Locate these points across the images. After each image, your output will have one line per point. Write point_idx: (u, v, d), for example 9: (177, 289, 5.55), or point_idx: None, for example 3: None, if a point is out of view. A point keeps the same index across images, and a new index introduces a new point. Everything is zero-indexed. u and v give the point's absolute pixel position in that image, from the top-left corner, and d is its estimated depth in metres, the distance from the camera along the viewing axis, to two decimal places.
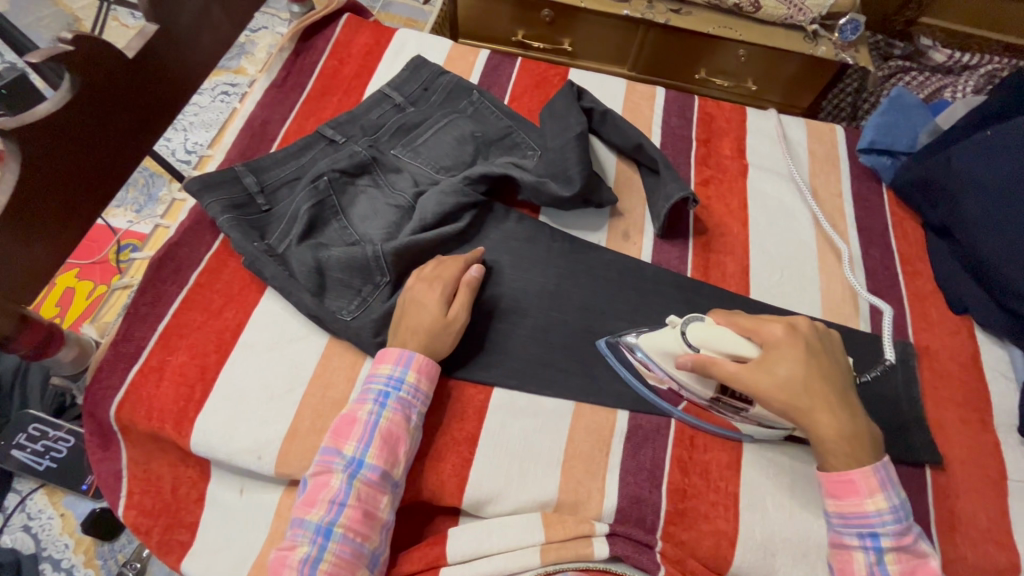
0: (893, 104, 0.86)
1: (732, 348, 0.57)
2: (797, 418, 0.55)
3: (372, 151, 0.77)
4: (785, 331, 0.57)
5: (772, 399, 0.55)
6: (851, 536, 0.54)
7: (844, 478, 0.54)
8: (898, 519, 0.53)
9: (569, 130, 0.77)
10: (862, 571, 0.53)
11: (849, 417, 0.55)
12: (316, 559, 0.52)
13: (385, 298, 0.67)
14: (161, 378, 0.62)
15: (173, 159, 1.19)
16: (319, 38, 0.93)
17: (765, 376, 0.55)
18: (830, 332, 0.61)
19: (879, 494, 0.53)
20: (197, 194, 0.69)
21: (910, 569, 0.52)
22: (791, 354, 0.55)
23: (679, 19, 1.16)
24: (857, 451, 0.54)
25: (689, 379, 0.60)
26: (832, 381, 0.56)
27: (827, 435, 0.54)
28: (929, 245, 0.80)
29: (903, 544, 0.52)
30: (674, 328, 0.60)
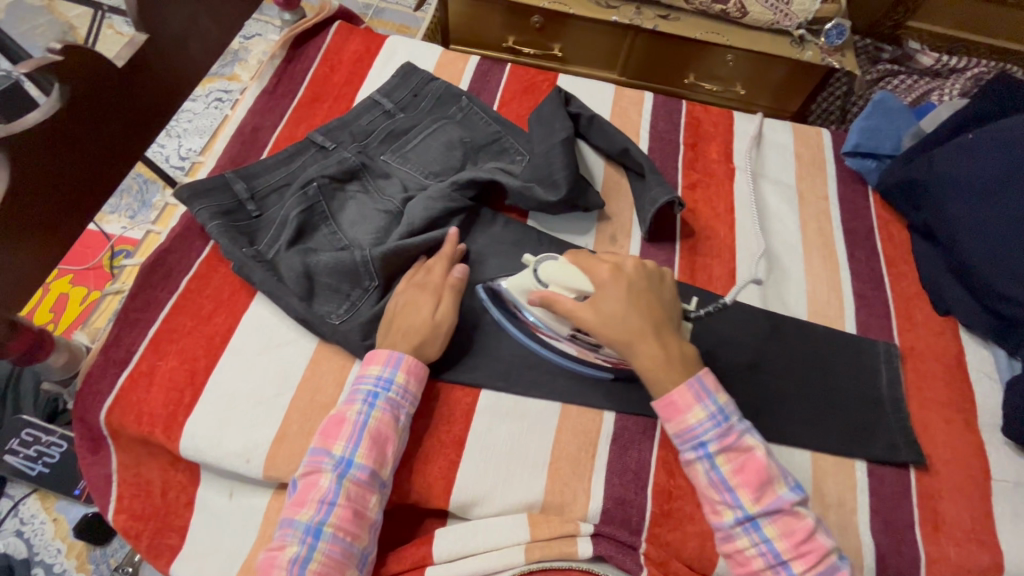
0: (877, 107, 0.87)
1: (569, 286, 0.60)
2: (621, 350, 0.58)
3: (361, 157, 0.77)
4: (612, 270, 0.60)
5: (599, 333, 0.58)
6: (685, 452, 0.56)
7: (667, 401, 0.56)
8: (718, 423, 0.55)
9: (556, 135, 0.78)
10: (706, 481, 0.54)
11: (665, 345, 0.57)
12: (305, 559, 0.52)
13: (373, 302, 0.68)
14: (151, 383, 0.62)
15: (166, 165, 1.20)
16: (311, 45, 0.94)
17: (591, 311, 0.58)
18: (662, 272, 0.63)
19: (696, 405, 0.55)
20: (188, 201, 0.70)
21: (741, 467, 0.54)
22: (614, 291, 0.58)
23: (667, 25, 1.17)
24: (673, 373, 0.56)
25: (547, 318, 0.64)
26: (654, 315, 0.58)
27: (643, 361, 0.57)
28: (914, 246, 0.80)
29: (728, 444, 0.54)
30: (531, 267, 0.64)
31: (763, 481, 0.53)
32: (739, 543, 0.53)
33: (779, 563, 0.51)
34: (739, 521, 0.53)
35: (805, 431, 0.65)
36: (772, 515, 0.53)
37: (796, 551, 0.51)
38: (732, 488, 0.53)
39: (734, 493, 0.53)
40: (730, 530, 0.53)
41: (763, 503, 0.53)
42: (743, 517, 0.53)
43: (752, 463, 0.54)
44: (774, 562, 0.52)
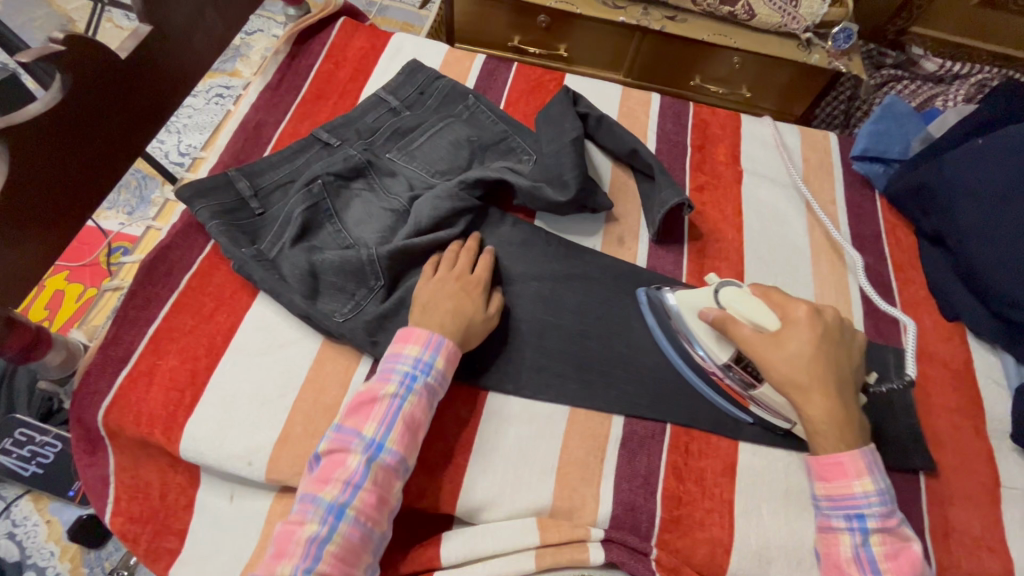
0: (887, 110, 0.86)
1: (756, 318, 0.59)
2: (794, 394, 0.56)
3: (367, 154, 0.76)
4: (810, 313, 0.59)
5: (776, 370, 0.57)
6: (836, 517, 0.54)
7: (831, 460, 0.54)
8: (883, 502, 0.53)
9: (565, 135, 0.77)
10: (849, 554, 0.53)
11: (845, 405, 0.56)
12: (324, 540, 0.50)
13: (379, 302, 0.66)
14: (150, 383, 0.61)
15: (166, 161, 1.18)
16: (315, 41, 0.93)
17: (776, 348, 0.57)
18: (854, 330, 0.61)
19: (867, 477, 0.53)
20: (188, 200, 0.69)
21: (894, 554, 0.52)
22: (806, 333, 0.57)
23: (674, 26, 1.16)
24: (847, 437, 0.55)
25: (710, 342, 0.62)
26: (842, 370, 0.57)
27: (817, 417, 0.55)
28: (922, 251, 0.80)
29: (889, 527, 0.52)
30: (711, 287, 0.64)
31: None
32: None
33: None
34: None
35: None
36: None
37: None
38: (878, 570, 0.51)
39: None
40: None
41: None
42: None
43: (908, 554, 0.52)
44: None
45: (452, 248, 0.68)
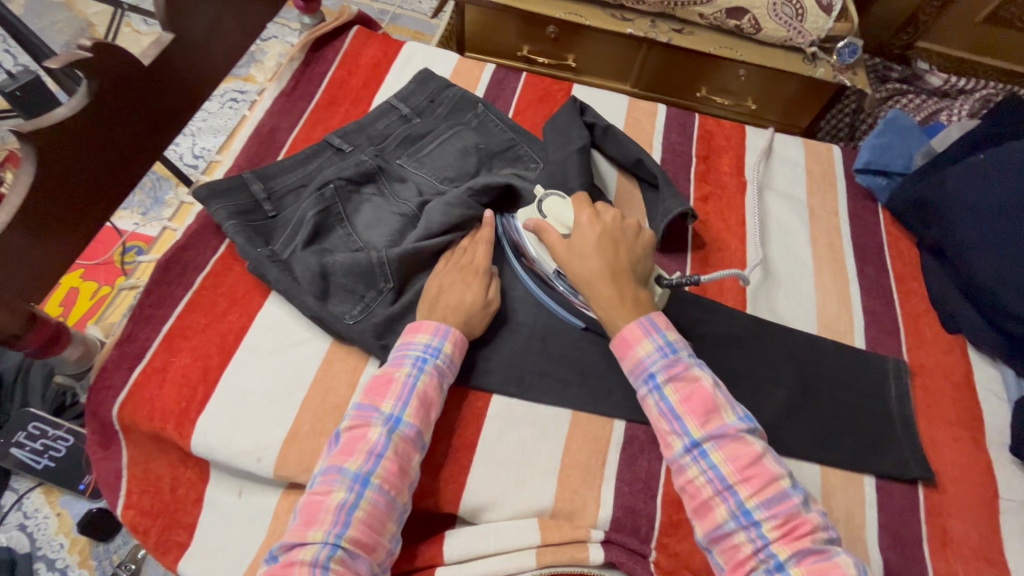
0: (891, 124, 0.88)
1: (561, 221, 0.67)
2: (584, 287, 0.63)
3: (377, 160, 0.78)
4: (592, 216, 0.66)
5: (568, 268, 0.64)
6: (638, 387, 0.59)
7: (620, 337, 0.60)
8: (665, 354, 0.58)
9: (571, 144, 0.79)
10: (657, 415, 0.57)
11: (621, 288, 0.62)
12: (352, 506, 0.52)
13: (387, 305, 0.68)
14: (164, 379, 0.63)
15: (180, 163, 1.21)
16: (330, 49, 0.95)
17: (569, 248, 0.64)
18: (643, 230, 0.68)
19: (645, 339, 0.59)
20: (205, 201, 0.70)
21: (688, 397, 0.56)
22: (588, 231, 0.64)
23: (681, 39, 1.18)
24: (626, 313, 0.61)
25: (539, 250, 0.70)
26: (618, 261, 0.63)
27: (598, 300, 0.62)
28: (923, 264, 0.81)
29: (675, 374, 0.57)
30: (538, 199, 0.70)
31: (710, 408, 0.55)
32: (689, 473, 0.54)
33: (727, 489, 0.52)
34: (687, 449, 0.54)
35: (815, 444, 0.65)
36: (718, 441, 0.54)
37: (743, 475, 0.52)
38: (680, 417, 0.55)
39: (682, 421, 0.55)
40: (680, 460, 0.54)
41: (710, 429, 0.54)
42: (691, 445, 0.54)
43: (700, 392, 0.56)
44: (721, 488, 0.52)
45: (467, 245, 0.71)
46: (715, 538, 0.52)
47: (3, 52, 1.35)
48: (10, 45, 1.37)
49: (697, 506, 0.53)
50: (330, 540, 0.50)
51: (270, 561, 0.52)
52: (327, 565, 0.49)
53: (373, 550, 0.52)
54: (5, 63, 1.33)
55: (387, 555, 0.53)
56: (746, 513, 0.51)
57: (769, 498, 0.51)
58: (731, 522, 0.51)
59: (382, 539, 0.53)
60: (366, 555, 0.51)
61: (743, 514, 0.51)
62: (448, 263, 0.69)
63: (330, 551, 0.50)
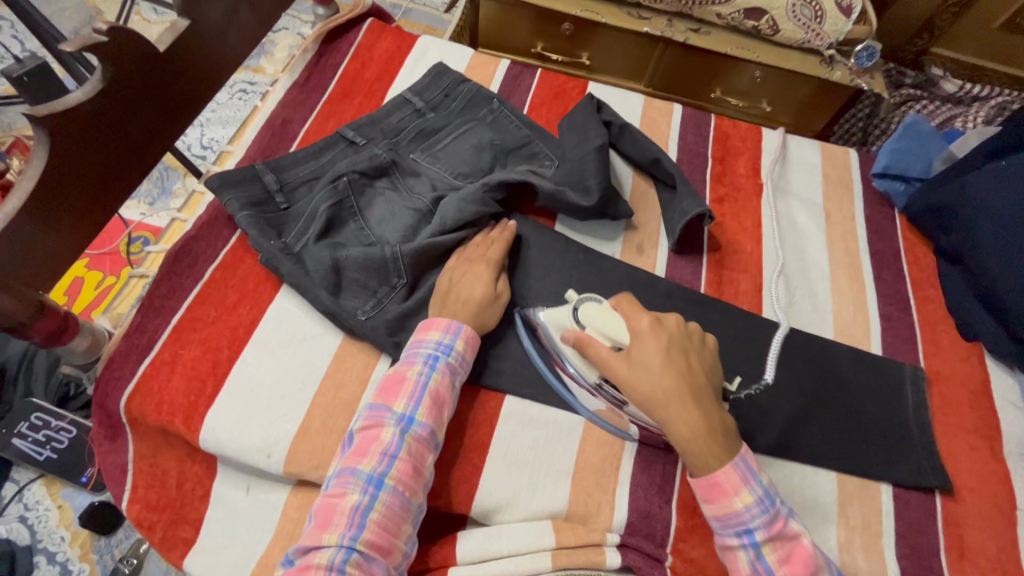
0: (908, 130, 0.87)
1: (611, 335, 0.58)
2: (657, 412, 0.55)
3: (391, 154, 0.77)
4: (653, 324, 0.57)
5: (635, 392, 0.56)
6: (727, 538, 0.52)
7: (710, 480, 0.52)
8: (765, 508, 0.51)
9: (589, 142, 0.78)
10: (747, 569, 0.51)
11: (705, 415, 0.54)
12: (366, 508, 0.51)
13: (400, 301, 0.67)
14: (172, 372, 0.61)
15: (188, 153, 1.19)
16: (343, 41, 0.94)
17: (631, 367, 0.56)
18: (704, 335, 0.60)
19: (743, 489, 0.52)
20: (217, 190, 0.69)
21: (787, 556, 0.51)
22: (654, 348, 0.56)
23: (698, 38, 1.17)
24: (716, 451, 0.53)
25: (576, 360, 0.61)
26: (694, 379, 0.56)
27: (682, 432, 0.53)
28: (940, 271, 0.80)
29: (775, 533, 0.51)
30: (571, 304, 0.62)
31: (812, 573, 0.50)
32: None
33: None
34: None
35: (831, 450, 0.64)
36: None
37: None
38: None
39: None
40: None
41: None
42: None
43: (801, 553, 0.51)
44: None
45: (478, 240, 0.70)
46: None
47: (11, 38, 1.34)
48: (19, 31, 1.36)
49: None
50: (345, 543, 0.49)
51: (285, 564, 0.51)
52: (343, 569, 0.48)
53: (389, 553, 0.51)
54: (12, 48, 1.32)
55: (403, 558, 0.52)
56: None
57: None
58: None
59: (398, 541, 0.52)
60: (382, 559, 0.50)
61: None
62: (462, 258, 0.68)
63: (346, 554, 0.49)
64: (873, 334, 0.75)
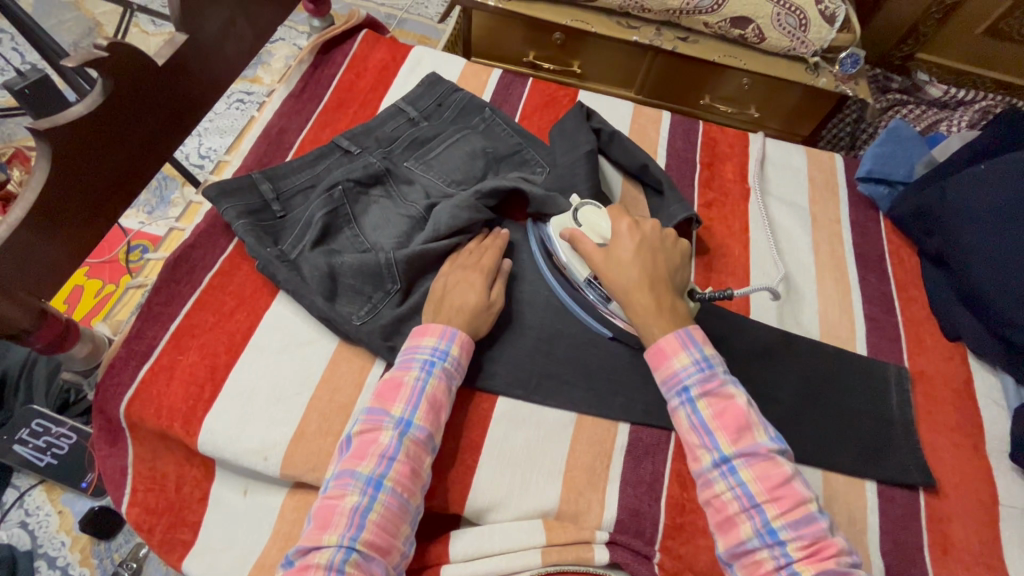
0: (892, 134, 0.89)
1: (598, 231, 0.68)
2: (620, 293, 0.63)
3: (385, 162, 0.79)
4: (630, 225, 0.67)
5: (603, 275, 0.64)
6: (671, 398, 0.58)
7: (655, 347, 0.60)
8: (701, 370, 0.57)
9: (578, 148, 0.80)
10: (686, 426, 0.56)
11: (659, 297, 0.62)
12: (365, 509, 0.53)
13: (394, 306, 0.68)
14: (171, 377, 0.63)
15: (186, 163, 1.21)
16: (338, 52, 0.96)
17: (605, 256, 0.65)
18: (679, 242, 0.68)
19: (682, 351, 0.58)
20: (215, 200, 0.71)
21: (720, 412, 0.55)
22: (626, 241, 0.65)
23: (686, 47, 1.19)
24: (663, 323, 0.60)
25: (569, 258, 0.70)
26: (657, 270, 0.64)
27: (636, 308, 0.62)
28: (925, 272, 0.82)
29: (709, 389, 0.56)
30: (573, 208, 0.71)
31: (742, 426, 0.54)
32: (717, 487, 0.53)
33: (753, 506, 0.51)
34: (716, 464, 0.54)
35: (818, 449, 0.66)
36: (749, 459, 0.53)
37: (771, 496, 0.51)
38: (710, 431, 0.55)
39: (713, 437, 0.54)
40: (708, 474, 0.54)
41: (741, 447, 0.54)
42: (720, 459, 0.54)
43: (732, 408, 0.55)
44: (748, 505, 0.51)
45: (472, 245, 0.71)
46: (736, 553, 0.51)
47: (11, 50, 1.36)
48: (18, 43, 1.38)
49: (722, 521, 0.53)
50: (344, 543, 0.51)
51: (285, 565, 0.52)
52: (342, 569, 0.49)
53: (387, 553, 0.52)
54: (12, 60, 1.34)
55: (401, 557, 0.54)
56: (772, 533, 0.50)
57: (795, 520, 0.51)
58: (754, 539, 0.51)
59: (396, 541, 0.53)
60: (381, 559, 0.51)
61: (767, 533, 0.50)
62: (456, 264, 0.70)
63: (346, 554, 0.50)
64: (859, 335, 0.76)
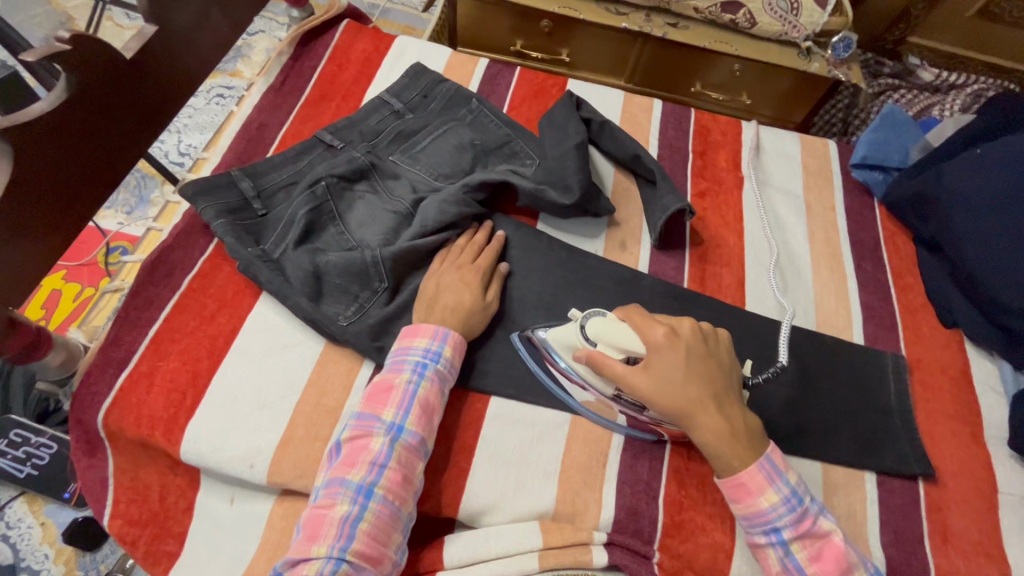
0: (886, 120, 0.88)
1: (622, 349, 0.57)
2: (680, 421, 0.55)
3: (370, 157, 0.76)
4: (667, 334, 0.57)
5: (654, 403, 0.55)
6: (757, 536, 0.54)
7: (735, 481, 0.54)
8: (792, 508, 0.53)
9: (568, 139, 0.78)
10: (778, 567, 0.54)
11: (727, 419, 0.55)
12: (356, 519, 0.51)
13: (382, 305, 0.66)
14: (151, 384, 0.61)
15: (165, 161, 1.17)
16: (319, 43, 0.93)
17: (649, 379, 0.55)
18: (716, 331, 0.60)
19: (769, 488, 0.53)
20: (192, 199, 0.68)
21: (817, 555, 0.53)
22: (672, 359, 0.56)
23: (676, 33, 1.17)
24: (740, 451, 0.54)
25: (591, 376, 0.61)
26: (715, 384, 0.56)
27: (707, 438, 0.54)
28: (920, 259, 0.81)
29: (804, 531, 0.53)
30: (577, 321, 0.61)
31: (842, 569, 0.52)
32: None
33: None
34: None
35: (817, 442, 0.65)
36: None
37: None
38: None
39: None
40: None
41: None
42: None
43: (831, 550, 0.53)
44: None
45: (460, 241, 0.70)
46: None
47: None
48: None
49: None
50: (334, 554, 0.49)
51: None
52: None
53: (379, 562, 0.51)
54: None
55: (392, 566, 0.52)
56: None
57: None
58: None
59: (388, 550, 0.52)
60: (372, 568, 0.50)
61: None
62: (445, 262, 0.68)
63: (335, 565, 0.49)
64: (855, 325, 0.75)
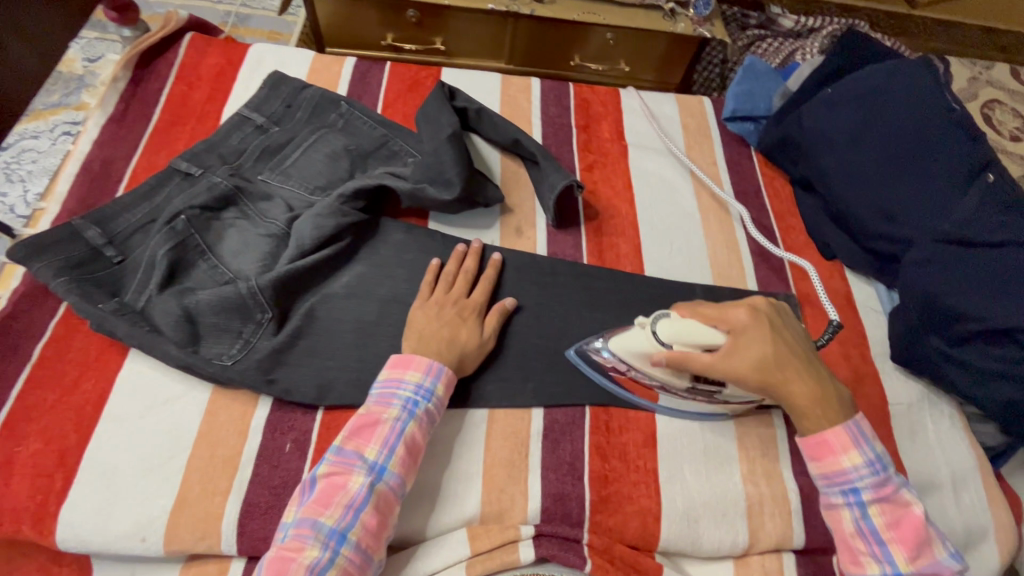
0: (747, 71, 0.92)
1: (704, 342, 0.57)
2: (774, 392, 0.57)
3: (234, 180, 0.71)
4: (750, 315, 0.59)
5: (748, 380, 0.56)
6: (834, 496, 0.55)
7: (820, 439, 0.56)
8: (876, 472, 0.54)
9: (442, 131, 0.75)
10: (851, 528, 0.54)
11: (817, 385, 0.57)
12: (325, 566, 0.47)
13: (270, 336, 0.62)
14: (9, 474, 0.54)
15: (10, 216, 1.04)
16: (160, 63, 0.85)
17: (740, 360, 0.56)
18: (783, 307, 0.63)
19: (853, 450, 0.55)
20: (25, 261, 0.61)
21: (896, 522, 0.53)
22: (758, 336, 0.57)
23: (543, 9, 1.17)
24: (830, 413, 0.56)
25: (665, 376, 0.60)
26: (795, 354, 0.58)
27: (801, 402, 0.56)
28: (797, 199, 0.85)
29: (884, 496, 0.54)
30: (644, 327, 0.60)
31: (921, 540, 0.53)
32: None
33: None
34: None
35: None
36: None
37: None
38: (883, 542, 0.53)
39: (887, 548, 0.53)
40: None
41: (918, 564, 0.52)
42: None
43: (910, 521, 0.53)
44: None
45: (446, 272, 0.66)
46: None
47: None
48: None
49: None
50: None
51: None
52: None
53: None
54: None
55: None
56: None
57: None
58: None
59: None
60: None
61: None
62: (435, 295, 0.64)
63: None
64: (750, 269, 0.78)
